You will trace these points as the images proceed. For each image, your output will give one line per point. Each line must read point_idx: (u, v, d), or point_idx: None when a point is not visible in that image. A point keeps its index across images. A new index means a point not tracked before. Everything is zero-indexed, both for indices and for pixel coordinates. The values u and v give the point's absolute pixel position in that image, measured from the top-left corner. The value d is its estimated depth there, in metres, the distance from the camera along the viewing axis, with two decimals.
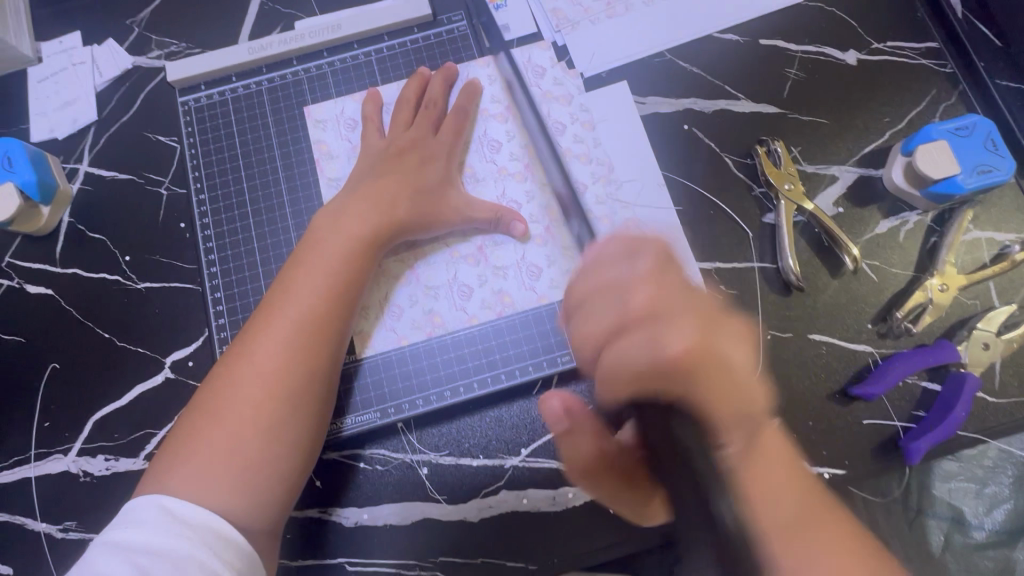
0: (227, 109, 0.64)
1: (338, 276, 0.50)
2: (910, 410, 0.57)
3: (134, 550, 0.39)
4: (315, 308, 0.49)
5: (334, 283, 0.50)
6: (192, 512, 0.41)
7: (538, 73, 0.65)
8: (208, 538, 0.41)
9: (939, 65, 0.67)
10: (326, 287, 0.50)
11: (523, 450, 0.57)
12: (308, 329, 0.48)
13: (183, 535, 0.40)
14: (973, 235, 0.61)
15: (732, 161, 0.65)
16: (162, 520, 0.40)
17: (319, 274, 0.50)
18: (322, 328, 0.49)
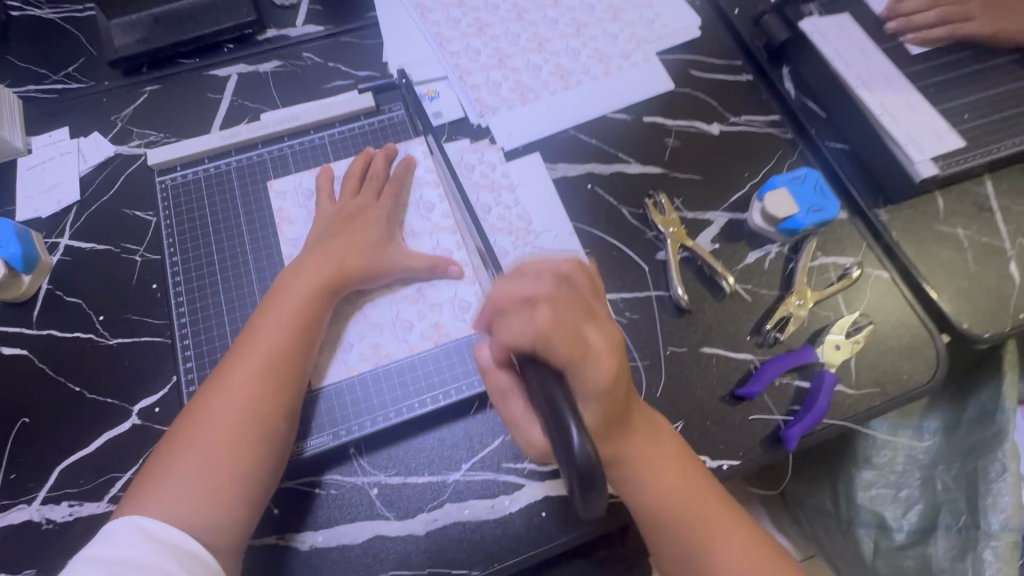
0: (199, 185, 0.75)
1: (298, 318, 0.59)
2: (788, 405, 0.68)
3: (111, 561, 0.45)
4: (279, 345, 0.57)
5: (296, 322, 0.59)
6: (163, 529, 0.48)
7: (467, 164, 0.79)
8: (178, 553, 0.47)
9: (781, 131, 0.85)
10: (288, 327, 0.58)
11: (462, 464, 0.64)
12: (274, 362, 0.56)
13: (155, 547, 0.47)
14: (821, 260, 0.76)
15: (628, 212, 0.79)
16: (137, 537, 0.47)
17: (284, 316, 0.59)
18: (287, 361, 0.57)
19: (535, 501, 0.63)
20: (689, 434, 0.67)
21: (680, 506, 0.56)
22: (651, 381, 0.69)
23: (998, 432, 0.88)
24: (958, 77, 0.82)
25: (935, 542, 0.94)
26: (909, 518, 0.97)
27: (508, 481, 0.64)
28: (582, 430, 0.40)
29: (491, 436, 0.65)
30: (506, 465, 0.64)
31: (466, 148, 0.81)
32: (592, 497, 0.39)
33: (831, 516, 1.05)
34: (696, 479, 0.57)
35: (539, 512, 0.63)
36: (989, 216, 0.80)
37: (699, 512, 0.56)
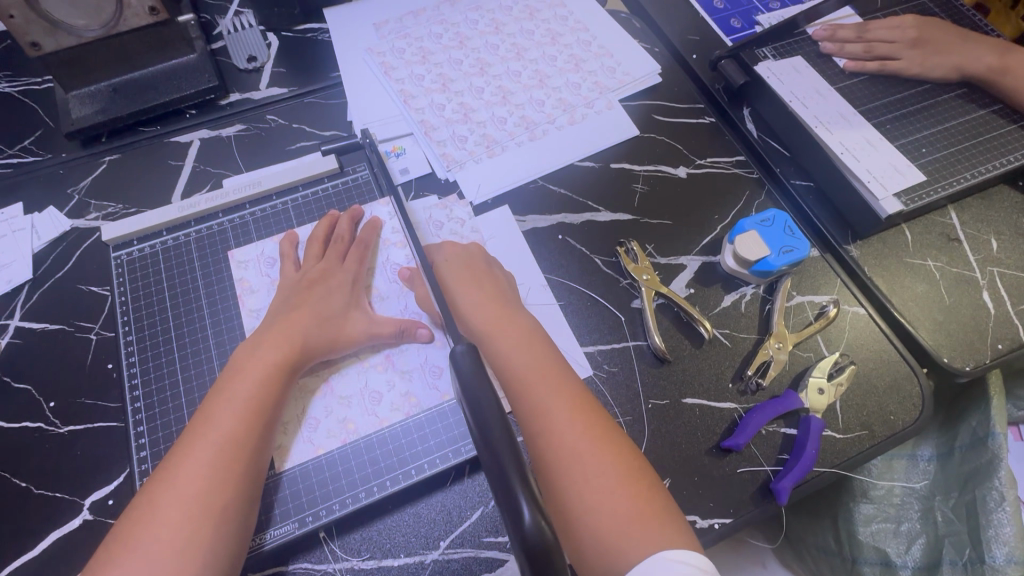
0: (157, 258, 0.72)
1: (258, 398, 0.56)
2: (776, 454, 0.66)
3: None
4: (236, 429, 0.54)
5: (252, 403, 0.55)
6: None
7: (436, 222, 0.79)
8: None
9: (748, 172, 0.86)
10: (246, 409, 0.55)
11: (441, 542, 0.60)
12: (227, 448, 0.52)
13: None
14: (797, 300, 0.75)
15: (600, 261, 0.78)
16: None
17: (239, 398, 0.55)
18: (241, 447, 0.53)
19: None
20: (677, 493, 0.64)
21: (573, 448, 0.53)
22: (635, 438, 0.66)
23: (991, 460, 0.86)
24: (911, 112, 0.84)
25: None
26: (913, 554, 0.92)
27: (490, 557, 0.60)
28: (535, 502, 0.31)
29: (470, 509, 0.62)
30: (488, 540, 0.60)
31: (433, 206, 0.81)
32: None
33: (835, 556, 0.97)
34: (603, 437, 0.54)
35: None
36: (958, 245, 0.80)
37: (589, 467, 0.52)
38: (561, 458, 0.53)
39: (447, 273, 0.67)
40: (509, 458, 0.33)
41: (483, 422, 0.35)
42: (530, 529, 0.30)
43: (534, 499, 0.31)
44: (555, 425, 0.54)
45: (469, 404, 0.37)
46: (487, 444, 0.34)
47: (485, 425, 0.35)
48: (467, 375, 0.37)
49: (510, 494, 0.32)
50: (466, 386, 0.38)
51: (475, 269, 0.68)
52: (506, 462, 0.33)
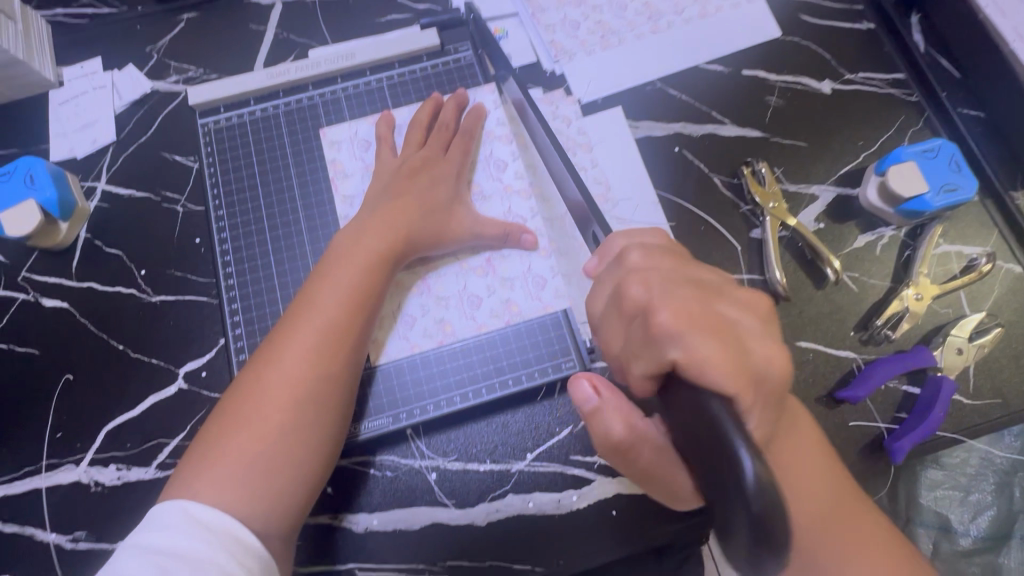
0: (245, 130, 0.67)
1: (360, 287, 0.53)
2: (892, 412, 0.61)
3: (158, 551, 0.41)
4: (340, 317, 0.51)
5: (356, 293, 0.52)
6: (216, 518, 0.43)
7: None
8: (231, 545, 0.42)
9: (906, 94, 0.73)
10: (350, 298, 0.52)
11: (527, 454, 0.59)
12: (332, 337, 0.51)
13: (204, 537, 0.42)
14: (943, 249, 0.66)
15: (720, 181, 0.69)
16: (186, 522, 0.42)
17: (344, 286, 0.52)
18: (346, 338, 0.51)
19: (604, 499, 0.58)
20: None
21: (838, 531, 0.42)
22: None
23: None
24: None
25: (1007, 552, 0.88)
26: (977, 524, 0.89)
27: (575, 475, 0.59)
28: (753, 448, 0.32)
29: (559, 426, 0.60)
30: (575, 458, 0.59)
31: (538, 99, 0.72)
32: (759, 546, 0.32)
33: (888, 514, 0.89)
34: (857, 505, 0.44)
35: (609, 511, 0.58)
36: None
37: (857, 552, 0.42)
38: (831, 520, 0.43)
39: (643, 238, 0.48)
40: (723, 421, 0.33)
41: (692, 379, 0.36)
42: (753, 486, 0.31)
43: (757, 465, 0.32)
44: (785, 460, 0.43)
45: (654, 352, 0.38)
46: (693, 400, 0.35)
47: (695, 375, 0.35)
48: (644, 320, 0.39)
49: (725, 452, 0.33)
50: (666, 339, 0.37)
51: (669, 242, 0.48)
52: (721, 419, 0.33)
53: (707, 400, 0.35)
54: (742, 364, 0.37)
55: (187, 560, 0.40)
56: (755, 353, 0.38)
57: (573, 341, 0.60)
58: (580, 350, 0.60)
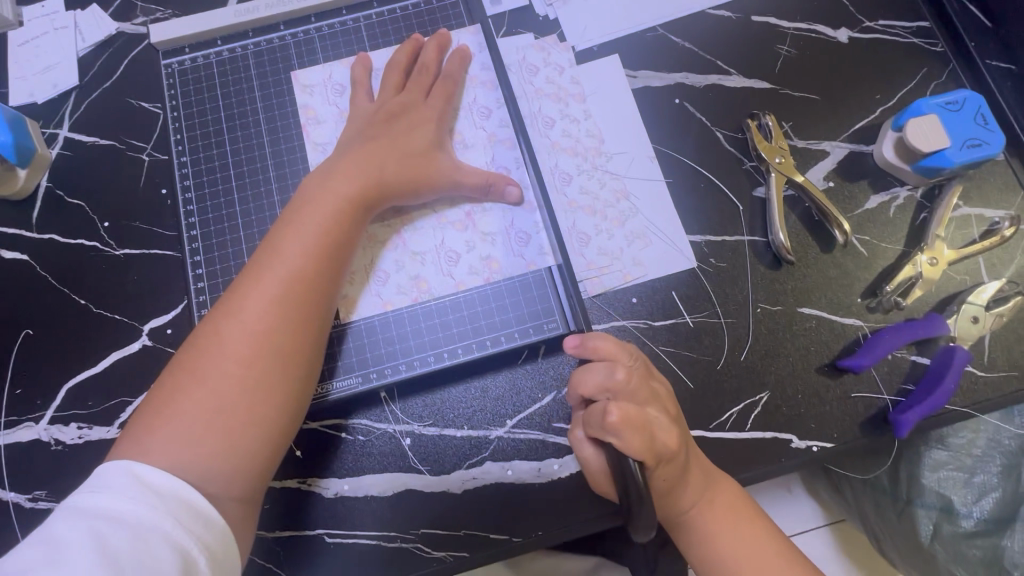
0: (212, 72, 0.63)
1: (329, 234, 0.49)
2: (899, 384, 0.57)
3: (97, 516, 0.37)
4: (307, 266, 0.47)
5: (323, 242, 0.48)
6: (165, 481, 0.40)
7: (529, 66, 0.65)
8: (179, 511, 0.39)
9: (930, 44, 0.67)
10: (318, 246, 0.48)
11: (507, 420, 0.56)
12: (297, 288, 0.46)
13: (149, 501, 0.38)
14: (962, 211, 0.61)
15: (722, 135, 0.64)
16: (130, 485, 0.39)
17: (311, 234, 0.48)
18: (313, 289, 0.47)
19: None
20: (775, 408, 0.57)
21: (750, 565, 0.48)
22: (735, 343, 0.58)
23: None
24: None
25: (1012, 535, 0.81)
26: (982, 506, 0.82)
27: (558, 443, 0.56)
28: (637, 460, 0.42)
29: (541, 391, 0.56)
30: (558, 426, 0.56)
31: (529, 45, 0.65)
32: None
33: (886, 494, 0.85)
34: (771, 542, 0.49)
35: None
36: None
37: None
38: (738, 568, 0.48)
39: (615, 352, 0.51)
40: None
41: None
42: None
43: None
44: (711, 535, 0.49)
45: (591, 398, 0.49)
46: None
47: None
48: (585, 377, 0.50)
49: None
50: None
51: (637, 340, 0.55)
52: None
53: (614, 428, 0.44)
54: (650, 445, 0.44)
55: (128, 528, 0.37)
56: (660, 434, 0.46)
57: (557, 301, 0.57)
58: (564, 311, 0.57)
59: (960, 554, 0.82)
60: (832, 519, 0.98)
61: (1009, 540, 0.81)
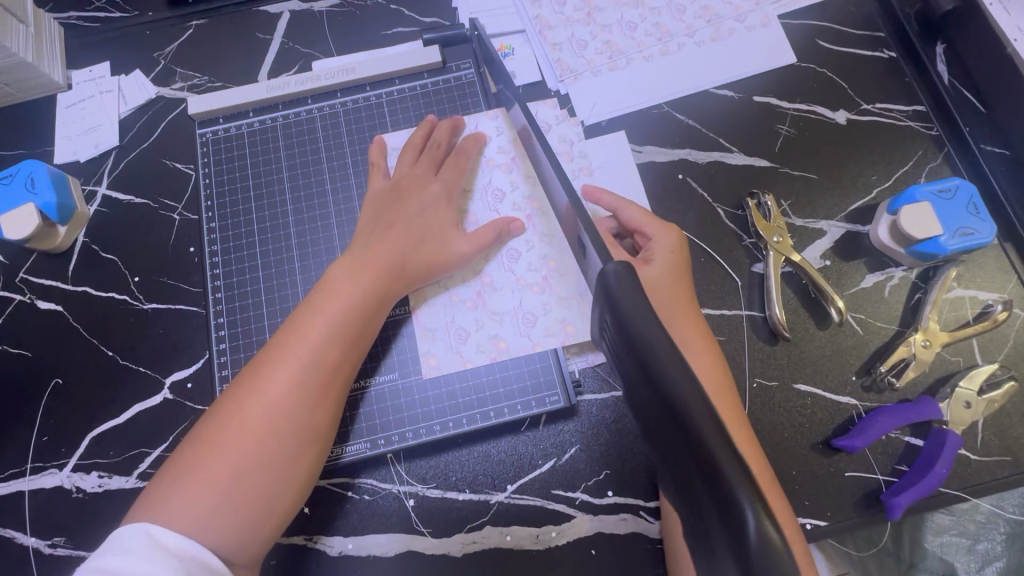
0: (243, 142, 0.67)
1: (353, 321, 0.52)
2: (893, 464, 0.58)
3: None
4: (331, 352, 0.50)
5: (349, 328, 0.52)
6: (180, 543, 0.43)
7: (542, 124, 0.69)
8: (196, 572, 0.42)
9: (926, 127, 0.69)
10: (343, 333, 0.51)
11: (508, 486, 0.58)
12: (319, 372, 0.50)
13: (169, 563, 0.41)
14: (956, 293, 0.63)
15: (723, 212, 0.67)
16: (150, 548, 0.42)
17: (336, 319, 0.51)
18: (334, 373, 0.50)
19: (584, 537, 0.57)
20: None
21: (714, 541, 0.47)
22: None
23: None
24: None
25: None
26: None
27: (556, 511, 0.57)
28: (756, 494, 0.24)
29: (542, 458, 0.59)
30: (556, 493, 0.58)
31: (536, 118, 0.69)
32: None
33: (890, 556, 0.81)
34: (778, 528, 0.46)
35: (589, 550, 0.56)
36: None
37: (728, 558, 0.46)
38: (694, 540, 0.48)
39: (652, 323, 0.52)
40: (710, 431, 0.25)
41: (655, 374, 0.28)
42: (755, 546, 0.23)
43: (746, 494, 0.24)
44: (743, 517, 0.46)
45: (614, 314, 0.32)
46: (659, 390, 0.28)
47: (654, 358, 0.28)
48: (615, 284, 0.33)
49: (720, 493, 0.24)
50: (628, 320, 0.31)
51: None
52: (694, 412, 0.26)
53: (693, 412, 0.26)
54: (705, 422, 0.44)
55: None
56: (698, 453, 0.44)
57: (559, 373, 0.59)
58: (565, 382, 0.59)
59: None
60: None
61: None
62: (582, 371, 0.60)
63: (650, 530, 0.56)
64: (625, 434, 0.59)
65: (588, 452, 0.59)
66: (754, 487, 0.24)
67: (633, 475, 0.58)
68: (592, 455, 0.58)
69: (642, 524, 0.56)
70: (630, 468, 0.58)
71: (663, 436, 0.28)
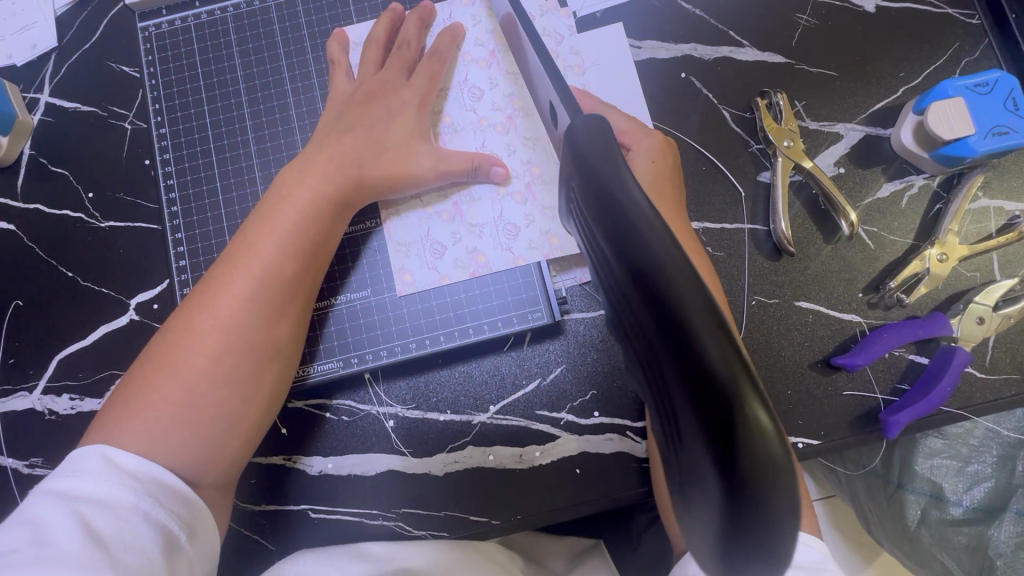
0: (190, 37, 0.61)
1: (306, 231, 0.49)
2: (894, 383, 0.55)
3: (78, 499, 0.39)
4: (282, 264, 0.47)
5: (302, 238, 0.48)
6: (140, 465, 0.42)
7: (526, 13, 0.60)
8: (155, 490, 0.41)
9: (966, 15, 0.61)
10: (294, 243, 0.48)
11: (490, 407, 0.56)
12: (269, 284, 0.47)
13: (129, 484, 0.40)
14: (981, 203, 0.57)
15: (728, 114, 0.60)
16: (103, 470, 0.40)
17: (284, 230, 0.48)
18: (289, 286, 0.48)
19: (569, 457, 0.55)
20: None
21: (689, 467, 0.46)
22: None
23: None
24: None
25: (1000, 525, 0.78)
26: (972, 494, 0.78)
27: (540, 431, 0.56)
28: (744, 381, 0.20)
29: (525, 379, 0.56)
30: (540, 413, 0.56)
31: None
32: (697, 502, 0.22)
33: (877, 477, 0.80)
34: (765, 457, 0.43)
35: (574, 469, 0.55)
36: None
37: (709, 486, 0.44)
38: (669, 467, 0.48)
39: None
40: (695, 306, 0.21)
41: (632, 247, 0.23)
42: (738, 439, 0.20)
43: (736, 380, 0.20)
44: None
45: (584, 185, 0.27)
46: (634, 268, 0.23)
47: (628, 224, 0.23)
48: (589, 150, 0.27)
49: (701, 382, 0.20)
50: (600, 186, 0.25)
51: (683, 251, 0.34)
52: (682, 290, 0.21)
53: (678, 290, 0.21)
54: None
55: (109, 509, 0.39)
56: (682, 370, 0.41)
57: (544, 290, 0.56)
58: (549, 300, 0.55)
59: (944, 540, 0.79)
60: (823, 493, 0.91)
61: (997, 530, 0.78)
62: (568, 288, 0.56)
63: (635, 449, 0.55)
64: (612, 355, 0.56)
65: (573, 373, 0.56)
66: (746, 373, 0.20)
67: (620, 396, 0.55)
68: (578, 376, 0.56)
69: (628, 444, 0.55)
70: (617, 389, 0.55)
71: (631, 324, 0.24)
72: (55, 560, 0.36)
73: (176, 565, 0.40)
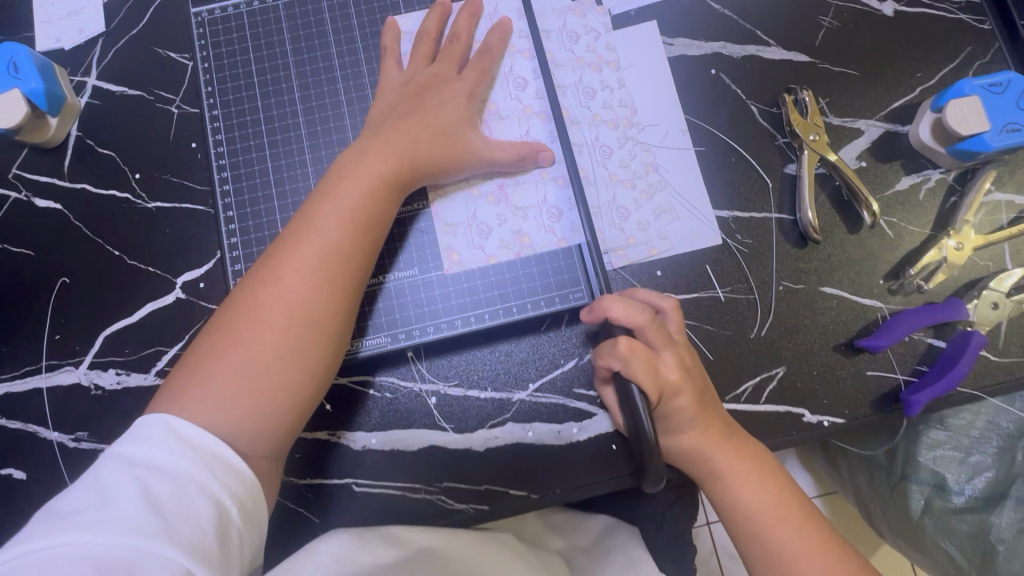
0: (242, 23, 0.64)
1: (365, 208, 0.50)
2: (913, 365, 0.58)
3: (141, 465, 0.40)
4: (342, 239, 0.49)
5: (362, 215, 0.50)
6: (199, 437, 0.43)
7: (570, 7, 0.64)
8: (213, 463, 0.42)
9: (978, 21, 0.65)
10: (354, 220, 0.50)
11: (530, 384, 0.58)
12: (331, 258, 0.49)
13: (189, 454, 0.41)
14: (993, 197, 0.61)
15: (756, 109, 0.63)
16: (167, 438, 0.42)
17: (344, 208, 0.50)
18: (349, 262, 0.49)
19: (605, 433, 0.57)
20: (789, 384, 0.58)
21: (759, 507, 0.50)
22: (754, 318, 0.59)
23: None
24: None
25: (1001, 511, 0.78)
26: (973, 484, 0.79)
27: (578, 407, 0.58)
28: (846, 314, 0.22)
29: (564, 357, 0.58)
30: (578, 391, 0.58)
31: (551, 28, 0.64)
32: None
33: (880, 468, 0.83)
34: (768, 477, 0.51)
35: (610, 445, 0.57)
36: None
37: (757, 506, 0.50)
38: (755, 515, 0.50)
39: (638, 295, 0.55)
40: None
41: None
42: None
43: None
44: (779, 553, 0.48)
45: None
46: None
47: None
48: None
49: None
50: None
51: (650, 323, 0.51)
52: None
53: None
54: (654, 375, 0.49)
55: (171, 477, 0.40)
56: (664, 369, 0.50)
57: (584, 272, 0.58)
58: (589, 280, 0.58)
59: (947, 527, 0.79)
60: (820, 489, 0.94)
61: (998, 517, 0.78)
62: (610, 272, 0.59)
63: None
64: None
65: None
66: None
67: None
68: None
69: None
70: None
71: None
72: (117, 524, 0.37)
73: (228, 540, 0.40)
